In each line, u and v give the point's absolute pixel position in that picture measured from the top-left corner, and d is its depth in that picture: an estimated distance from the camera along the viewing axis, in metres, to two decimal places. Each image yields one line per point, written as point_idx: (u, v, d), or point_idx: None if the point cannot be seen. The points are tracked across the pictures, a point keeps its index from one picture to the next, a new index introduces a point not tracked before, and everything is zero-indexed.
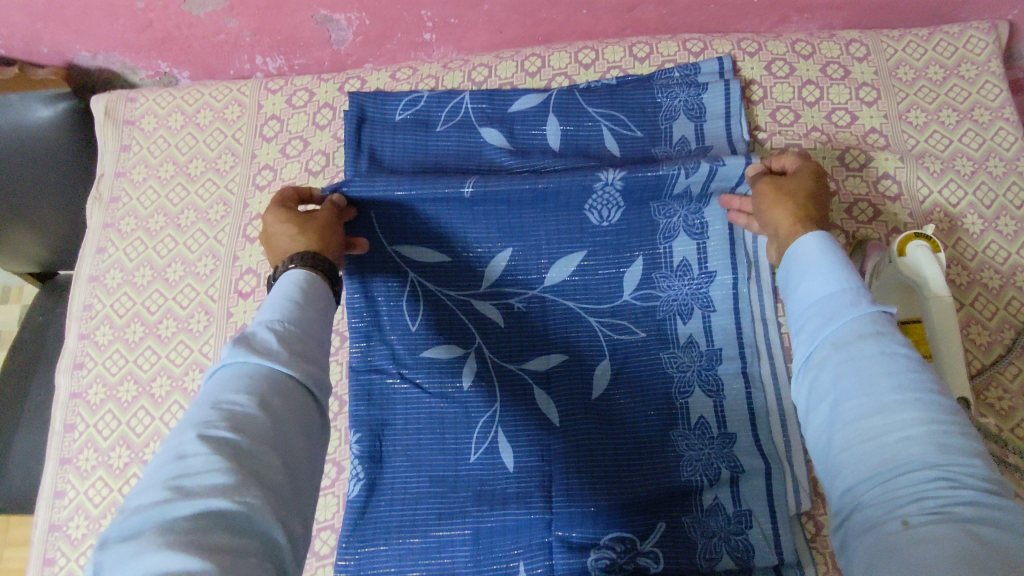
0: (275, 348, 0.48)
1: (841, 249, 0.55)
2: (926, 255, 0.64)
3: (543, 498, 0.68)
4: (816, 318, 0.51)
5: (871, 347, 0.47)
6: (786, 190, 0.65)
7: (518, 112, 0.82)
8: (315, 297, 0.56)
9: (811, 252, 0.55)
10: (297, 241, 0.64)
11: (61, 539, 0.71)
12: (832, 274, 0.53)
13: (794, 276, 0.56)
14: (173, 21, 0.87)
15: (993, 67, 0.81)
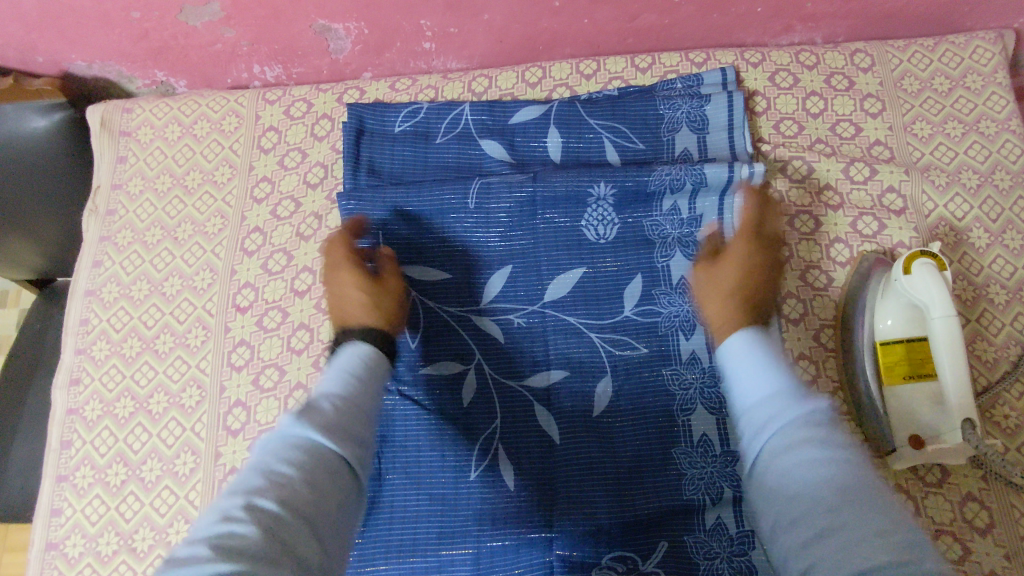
0: (333, 422, 0.49)
1: (771, 348, 0.55)
2: (931, 275, 0.63)
3: (543, 516, 0.68)
4: (757, 418, 0.50)
5: (808, 443, 0.46)
6: (717, 285, 0.68)
7: (519, 123, 0.81)
8: (376, 373, 0.58)
9: (743, 350, 0.55)
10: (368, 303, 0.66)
11: (58, 558, 0.71)
12: (765, 374, 0.52)
13: (731, 375, 0.55)
14: (169, 31, 0.86)
15: (999, 78, 0.80)
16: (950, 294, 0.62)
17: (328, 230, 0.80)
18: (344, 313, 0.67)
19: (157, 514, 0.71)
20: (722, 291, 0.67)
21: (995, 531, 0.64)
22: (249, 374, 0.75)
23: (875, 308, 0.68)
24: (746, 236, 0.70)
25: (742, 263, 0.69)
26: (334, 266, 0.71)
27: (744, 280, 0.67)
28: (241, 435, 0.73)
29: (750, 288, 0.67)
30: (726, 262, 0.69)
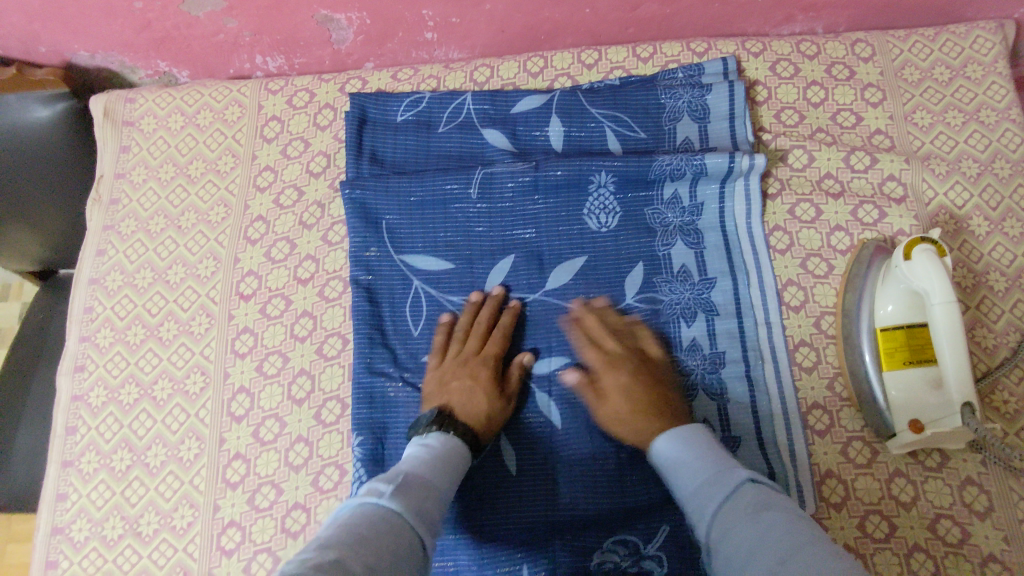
0: (412, 503, 0.53)
1: (687, 438, 0.61)
2: (931, 260, 0.62)
3: (545, 501, 0.68)
4: (696, 506, 0.55)
5: (736, 512, 0.52)
6: (616, 420, 0.67)
7: (521, 112, 0.81)
8: (458, 462, 0.62)
9: (669, 450, 0.61)
10: (478, 389, 0.69)
11: (63, 542, 0.71)
12: (695, 464, 0.58)
13: (668, 475, 0.60)
14: (172, 21, 0.86)
15: (999, 67, 0.81)
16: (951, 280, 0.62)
17: (331, 218, 0.81)
18: (452, 392, 0.69)
19: (162, 498, 0.71)
20: (625, 419, 0.66)
21: (994, 515, 0.64)
22: (253, 361, 0.75)
23: (877, 295, 0.68)
24: (602, 360, 0.70)
25: (619, 384, 0.68)
26: (461, 341, 0.73)
27: (637, 399, 0.67)
28: (246, 421, 0.73)
29: (641, 403, 0.66)
30: (609, 394, 0.68)
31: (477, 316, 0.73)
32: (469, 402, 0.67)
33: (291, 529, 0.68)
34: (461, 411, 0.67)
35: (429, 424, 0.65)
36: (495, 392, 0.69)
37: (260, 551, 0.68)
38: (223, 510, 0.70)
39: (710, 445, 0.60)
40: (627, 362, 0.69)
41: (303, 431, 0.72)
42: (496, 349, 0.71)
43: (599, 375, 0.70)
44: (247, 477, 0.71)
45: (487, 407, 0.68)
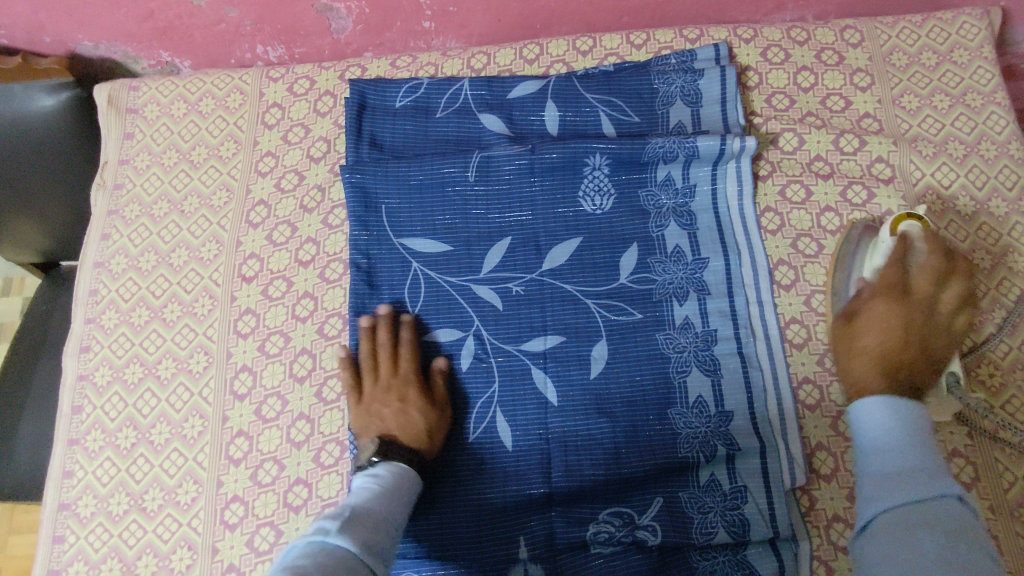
0: (352, 529, 0.53)
1: (908, 418, 0.55)
2: (919, 235, 0.67)
3: (542, 475, 0.69)
4: (886, 488, 0.51)
5: (932, 519, 0.48)
6: (856, 349, 0.65)
7: (517, 98, 0.83)
8: (407, 492, 0.63)
9: (878, 419, 0.56)
10: (400, 412, 0.69)
11: (70, 518, 0.73)
12: (905, 451, 0.53)
13: (863, 438, 0.57)
14: (175, 10, 0.88)
15: (985, 52, 0.82)
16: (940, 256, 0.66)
17: (331, 202, 0.82)
18: (385, 419, 0.69)
19: (167, 475, 0.73)
20: (861, 356, 0.64)
21: (980, 485, 0.65)
22: (255, 340, 0.77)
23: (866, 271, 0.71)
24: (881, 291, 0.66)
25: (883, 321, 0.65)
26: (375, 371, 0.73)
27: (888, 344, 0.63)
28: (248, 399, 0.75)
29: (888, 354, 0.63)
30: (865, 326, 0.66)
31: (378, 344, 0.74)
32: (403, 424, 0.68)
33: (293, 503, 0.70)
34: (397, 435, 0.68)
35: (372, 457, 0.65)
36: (427, 406, 0.70)
37: (262, 525, 0.69)
38: (226, 485, 0.72)
39: (925, 437, 0.55)
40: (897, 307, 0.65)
41: (305, 409, 0.74)
42: (411, 365, 0.72)
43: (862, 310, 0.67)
44: (250, 454, 0.72)
45: (421, 423, 0.69)
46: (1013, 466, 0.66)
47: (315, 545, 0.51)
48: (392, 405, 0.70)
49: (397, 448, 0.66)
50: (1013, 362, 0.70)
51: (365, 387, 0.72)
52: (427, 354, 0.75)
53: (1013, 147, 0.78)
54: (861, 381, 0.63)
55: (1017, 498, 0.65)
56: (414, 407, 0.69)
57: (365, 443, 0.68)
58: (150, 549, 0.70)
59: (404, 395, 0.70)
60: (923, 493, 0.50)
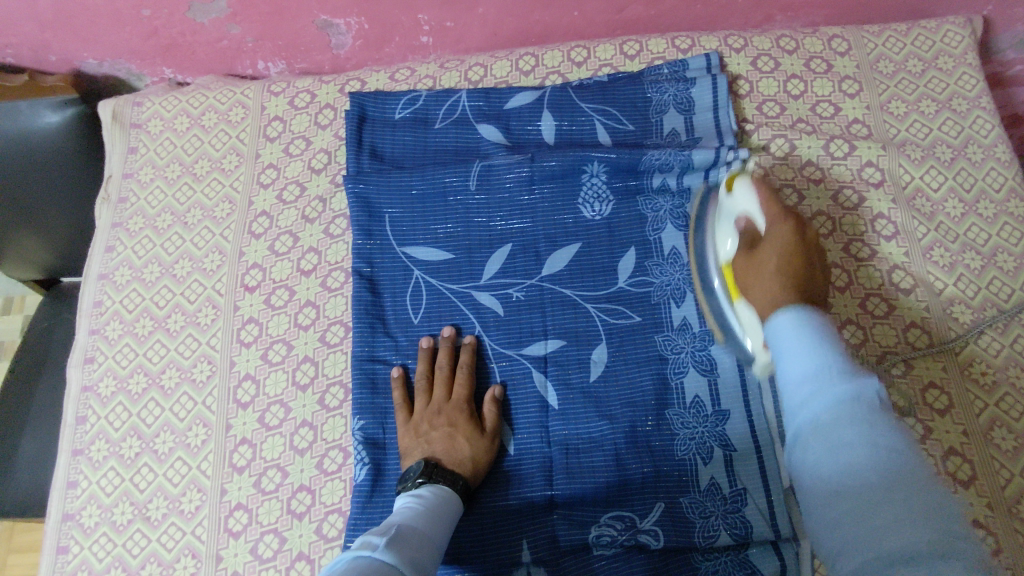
0: (396, 541, 0.51)
1: (819, 323, 0.53)
2: (748, 187, 0.67)
3: (544, 478, 0.69)
4: (800, 395, 0.49)
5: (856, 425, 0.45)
6: (759, 270, 0.62)
7: (514, 109, 0.84)
8: (449, 515, 0.61)
9: (791, 335, 0.52)
10: (450, 437, 0.68)
11: (74, 528, 0.73)
12: (817, 352, 0.50)
13: (778, 356, 0.53)
14: (178, 27, 0.90)
15: (969, 59, 0.85)
16: (769, 197, 0.66)
17: (333, 212, 0.84)
18: (433, 441, 0.69)
19: (170, 484, 0.73)
20: (765, 275, 0.61)
21: (978, 482, 0.66)
22: (258, 349, 0.78)
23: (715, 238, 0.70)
24: (778, 214, 0.65)
25: (786, 239, 0.63)
26: (428, 392, 0.73)
27: (787, 261, 0.61)
28: (252, 407, 0.75)
29: (793, 266, 0.61)
30: (767, 247, 0.63)
31: (435, 363, 0.74)
32: (450, 449, 0.68)
33: (297, 510, 0.70)
34: (444, 460, 0.67)
35: (416, 478, 0.64)
36: (477, 434, 0.69)
37: (266, 532, 0.70)
38: (230, 493, 0.72)
39: (839, 343, 0.51)
40: (792, 224, 0.64)
41: (308, 416, 0.74)
42: (465, 390, 0.72)
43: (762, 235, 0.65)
44: (253, 461, 0.73)
45: (469, 450, 0.68)
46: (1010, 463, 0.66)
47: (365, 554, 0.49)
48: (443, 428, 0.69)
49: (442, 471, 0.65)
50: (1006, 360, 0.70)
51: (416, 408, 0.72)
52: (482, 381, 0.74)
53: (999, 150, 0.80)
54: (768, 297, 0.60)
55: (1015, 494, 0.65)
56: (463, 434, 0.69)
57: (409, 464, 0.67)
58: (154, 558, 0.70)
59: (454, 420, 0.70)
60: (843, 392, 0.47)
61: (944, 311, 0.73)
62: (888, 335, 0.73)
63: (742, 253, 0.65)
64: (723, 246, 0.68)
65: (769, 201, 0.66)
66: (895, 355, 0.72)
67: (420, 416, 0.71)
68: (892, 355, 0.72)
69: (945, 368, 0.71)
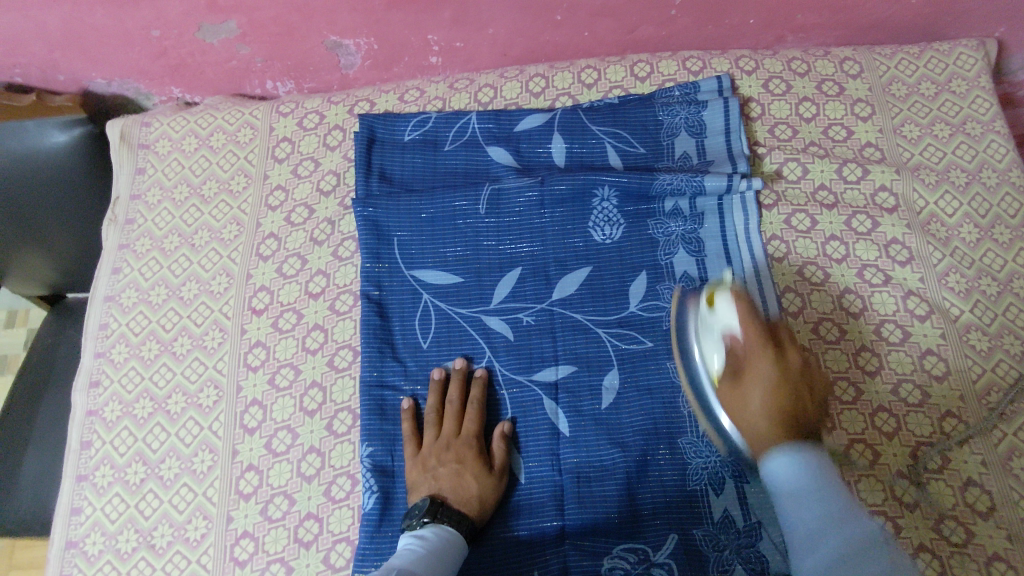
0: None
1: (818, 467, 0.53)
2: (726, 302, 0.62)
3: (556, 506, 0.68)
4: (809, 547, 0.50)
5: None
6: (747, 411, 0.60)
7: (524, 130, 0.84)
8: (453, 556, 0.61)
9: (789, 476, 0.53)
10: (458, 477, 0.67)
11: (78, 556, 0.72)
12: (820, 496, 0.51)
13: (778, 499, 0.54)
14: (188, 48, 0.90)
15: (982, 82, 0.85)
16: (747, 315, 0.61)
17: (341, 234, 0.83)
18: (440, 477, 0.68)
19: (176, 511, 0.72)
20: (752, 410, 0.59)
21: (997, 514, 0.65)
22: (266, 373, 0.77)
23: (699, 345, 0.66)
24: (760, 342, 0.61)
25: (767, 376, 0.59)
26: (437, 425, 0.72)
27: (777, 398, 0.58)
28: (258, 433, 0.74)
29: (782, 412, 0.58)
30: (753, 381, 0.60)
31: (446, 396, 0.73)
32: (458, 487, 0.67)
33: (304, 538, 0.69)
34: (451, 498, 0.66)
35: (421, 517, 0.64)
36: (484, 471, 0.68)
37: (273, 561, 0.69)
38: (236, 521, 0.71)
39: (836, 481, 0.53)
40: (774, 352, 0.60)
41: (316, 442, 0.73)
42: (475, 425, 0.71)
43: (746, 357, 0.61)
44: (260, 488, 0.72)
45: (476, 490, 0.67)
46: None
47: None
48: (451, 468, 0.68)
49: (448, 512, 0.65)
50: None
51: (425, 441, 0.71)
52: (493, 415, 0.73)
53: (1014, 174, 0.79)
54: (753, 435, 0.59)
55: None
56: (471, 474, 0.68)
57: (416, 501, 0.67)
58: None
59: (463, 458, 0.69)
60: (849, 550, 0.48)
61: (960, 338, 0.72)
62: (903, 363, 0.72)
63: (727, 379, 0.62)
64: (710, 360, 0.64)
65: (751, 322, 0.61)
66: (911, 384, 0.71)
67: (427, 453, 0.70)
68: (908, 384, 0.71)
69: (962, 397, 0.70)
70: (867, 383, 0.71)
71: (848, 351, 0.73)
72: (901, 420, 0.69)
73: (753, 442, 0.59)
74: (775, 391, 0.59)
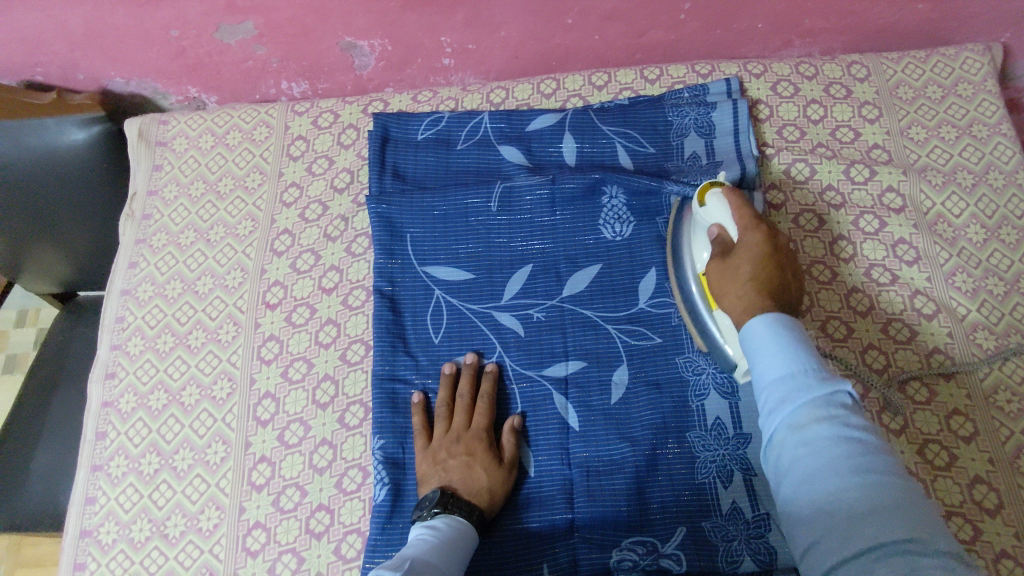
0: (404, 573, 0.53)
1: (792, 327, 0.55)
2: (719, 197, 0.67)
3: (565, 499, 0.69)
4: (776, 398, 0.52)
5: (831, 427, 0.48)
6: (733, 281, 0.63)
7: (536, 130, 0.85)
8: (465, 547, 0.62)
9: (763, 337, 0.55)
10: (467, 469, 0.68)
11: (92, 544, 0.73)
12: (790, 352, 0.53)
13: (751, 358, 0.56)
14: (206, 48, 0.91)
15: (988, 86, 0.86)
16: (739, 199, 0.66)
17: (355, 231, 0.84)
18: (450, 470, 0.68)
19: (189, 501, 0.73)
20: (739, 282, 0.62)
21: (1005, 511, 0.65)
22: (279, 366, 0.78)
23: (690, 245, 0.70)
24: (751, 222, 0.64)
25: (756, 249, 0.63)
26: (447, 418, 0.72)
27: (761, 269, 0.62)
28: (271, 425, 0.75)
29: (767, 282, 0.61)
30: (741, 257, 0.63)
31: (456, 390, 0.73)
32: (468, 480, 0.67)
33: (315, 529, 0.70)
34: (461, 490, 0.67)
35: (431, 508, 0.65)
36: (494, 463, 0.69)
37: (284, 551, 0.69)
38: (248, 511, 0.72)
39: (809, 343, 0.54)
40: (765, 229, 0.64)
41: (327, 434, 0.74)
42: (485, 419, 0.71)
43: (736, 239, 0.65)
44: (272, 479, 0.73)
45: (486, 482, 0.68)
46: None
47: None
48: (460, 459, 0.69)
49: (458, 502, 0.65)
50: None
51: (435, 434, 0.71)
52: (502, 409, 0.74)
53: (1021, 176, 0.80)
54: (738, 305, 0.62)
55: None
56: (481, 466, 0.68)
57: (426, 492, 0.67)
58: None
59: (472, 450, 0.69)
60: (815, 395, 0.50)
61: (967, 337, 0.73)
62: (910, 361, 0.72)
63: (716, 261, 0.66)
64: (700, 256, 0.69)
65: (741, 209, 0.65)
66: (918, 382, 0.71)
67: (437, 445, 0.70)
68: (916, 382, 0.71)
69: (969, 395, 0.70)
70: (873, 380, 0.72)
71: (855, 348, 0.73)
72: (909, 417, 0.70)
73: (736, 313, 0.62)
74: (762, 261, 0.62)
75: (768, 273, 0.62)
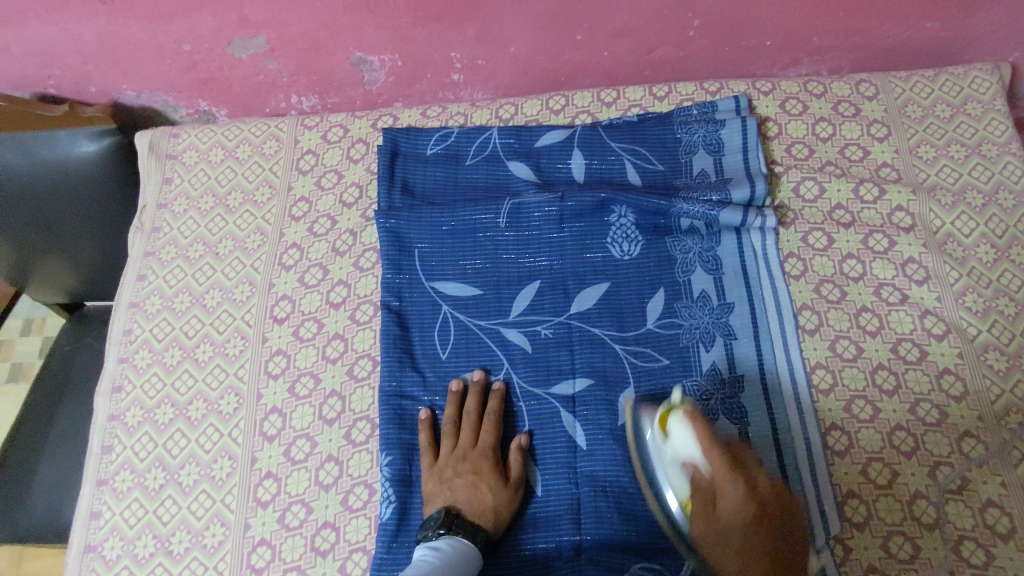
0: None
1: None
2: (682, 427, 0.63)
3: (572, 522, 0.68)
4: None
5: None
6: (720, 538, 0.58)
7: (544, 146, 0.86)
8: (467, 568, 0.62)
9: None
10: (473, 489, 0.67)
11: (96, 560, 0.72)
12: None
13: None
14: (217, 62, 0.92)
15: (997, 105, 0.86)
16: (709, 441, 0.61)
17: (363, 245, 0.84)
18: (456, 489, 0.68)
19: (194, 517, 0.73)
20: (729, 544, 0.58)
21: (1018, 536, 0.64)
22: (286, 382, 0.78)
23: (664, 472, 0.65)
24: (725, 464, 0.60)
25: (739, 501, 0.59)
26: (454, 436, 0.72)
27: (749, 526, 0.57)
28: (277, 441, 0.75)
29: (757, 542, 0.57)
30: (723, 512, 0.59)
31: (463, 407, 0.73)
32: (473, 500, 0.67)
33: (321, 547, 0.69)
34: (465, 510, 0.67)
35: (436, 528, 0.65)
36: (500, 483, 0.68)
37: (290, 569, 0.69)
38: (254, 528, 0.71)
39: None
40: (739, 474, 0.60)
41: (334, 450, 0.74)
42: (491, 438, 0.71)
43: (715, 486, 0.60)
44: (278, 496, 0.72)
45: (491, 502, 0.67)
46: None
47: None
48: (466, 480, 0.68)
49: (462, 523, 0.65)
50: None
51: (441, 452, 0.71)
52: (509, 428, 0.73)
53: None
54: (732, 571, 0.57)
55: None
56: (487, 487, 0.68)
57: (431, 512, 0.67)
58: None
59: (478, 470, 0.69)
60: None
61: (978, 358, 0.72)
62: (921, 382, 0.72)
63: (698, 509, 0.61)
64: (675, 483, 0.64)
65: (711, 448, 0.61)
66: (929, 404, 0.71)
67: (443, 465, 0.70)
68: (926, 403, 0.71)
69: (980, 417, 0.69)
70: (883, 401, 0.71)
71: (865, 368, 0.73)
72: (920, 439, 0.69)
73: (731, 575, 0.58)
74: (750, 518, 0.58)
75: (757, 531, 0.57)
